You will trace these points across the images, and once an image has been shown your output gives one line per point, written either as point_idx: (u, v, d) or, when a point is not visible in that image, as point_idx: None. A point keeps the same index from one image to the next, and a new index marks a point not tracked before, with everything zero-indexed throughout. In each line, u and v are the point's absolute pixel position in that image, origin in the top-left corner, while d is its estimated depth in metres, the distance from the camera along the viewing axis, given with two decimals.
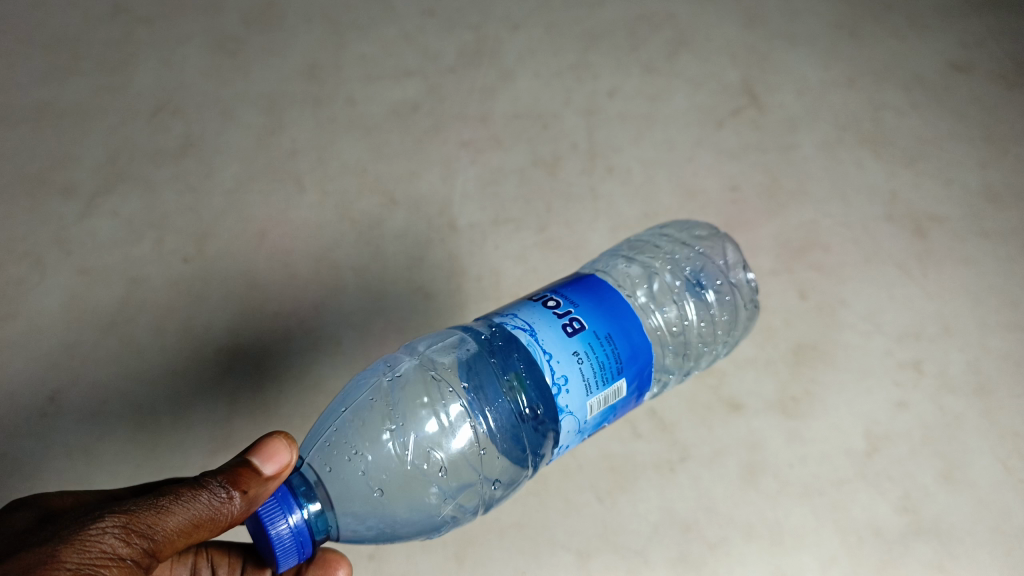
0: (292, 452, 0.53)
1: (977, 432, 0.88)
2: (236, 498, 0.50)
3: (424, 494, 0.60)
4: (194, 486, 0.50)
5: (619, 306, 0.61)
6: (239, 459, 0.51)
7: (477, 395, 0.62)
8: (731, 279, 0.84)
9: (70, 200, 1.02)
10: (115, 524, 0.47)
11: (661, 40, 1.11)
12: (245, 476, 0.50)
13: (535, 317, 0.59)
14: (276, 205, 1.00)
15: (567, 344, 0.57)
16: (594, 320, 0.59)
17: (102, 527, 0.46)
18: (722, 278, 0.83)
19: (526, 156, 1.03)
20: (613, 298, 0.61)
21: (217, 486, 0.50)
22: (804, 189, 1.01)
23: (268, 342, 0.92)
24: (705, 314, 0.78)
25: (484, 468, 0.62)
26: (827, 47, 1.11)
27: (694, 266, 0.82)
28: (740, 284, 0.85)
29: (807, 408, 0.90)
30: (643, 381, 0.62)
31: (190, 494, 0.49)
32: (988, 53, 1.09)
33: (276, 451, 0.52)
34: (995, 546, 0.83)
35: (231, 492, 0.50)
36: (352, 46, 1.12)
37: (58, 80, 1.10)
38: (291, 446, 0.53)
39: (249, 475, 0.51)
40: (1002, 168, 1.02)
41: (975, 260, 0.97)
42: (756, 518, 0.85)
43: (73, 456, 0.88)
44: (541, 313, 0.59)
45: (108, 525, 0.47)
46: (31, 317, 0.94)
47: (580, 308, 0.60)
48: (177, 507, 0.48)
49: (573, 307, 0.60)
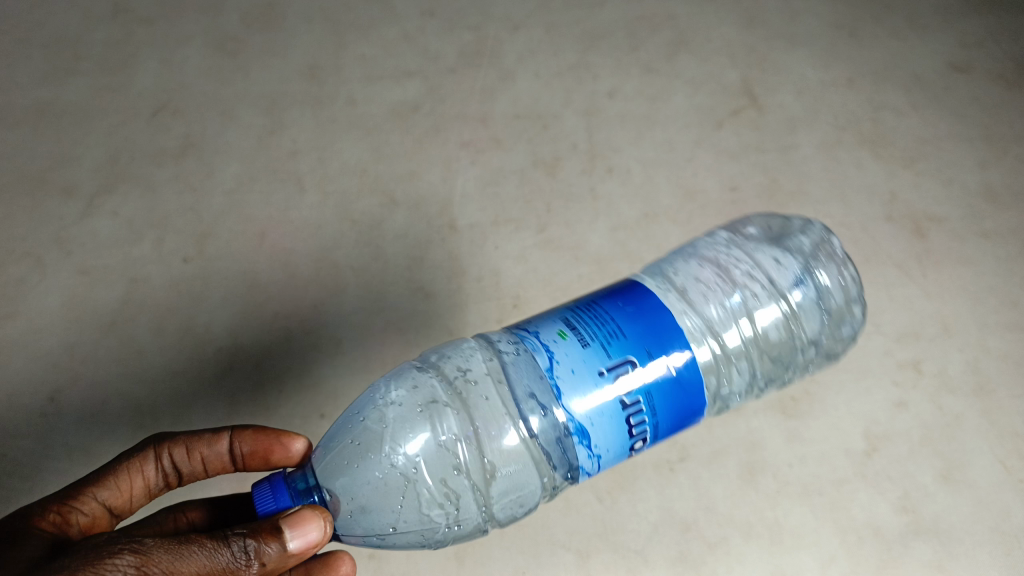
0: (322, 532, 0.54)
1: (977, 432, 0.89)
2: (253, 566, 0.52)
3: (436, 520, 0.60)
4: (220, 541, 0.52)
5: (683, 393, 0.60)
6: (272, 523, 0.53)
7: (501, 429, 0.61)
8: (824, 303, 0.74)
9: (70, 200, 1.02)
10: (130, 564, 0.49)
11: (661, 41, 1.12)
12: (268, 545, 0.52)
13: (607, 423, 0.58)
14: (276, 205, 1.01)
15: (623, 446, 0.59)
16: (654, 417, 0.59)
17: (117, 564, 0.48)
18: (813, 300, 0.73)
19: (527, 156, 1.03)
20: (685, 381, 0.60)
21: (240, 549, 0.52)
22: (803, 189, 1.01)
23: (269, 342, 0.93)
24: (778, 340, 0.70)
25: (498, 497, 0.62)
26: (826, 48, 1.11)
27: (773, 275, 0.72)
28: (833, 305, 0.75)
29: (806, 408, 0.90)
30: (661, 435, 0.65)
31: (213, 549, 0.51)
32: (987, 54, 1.09)
33: (309, 529, 0.53)
34: (995, 546, 0.83)
35: (251, 560, 0.52)
36: (352, 46, 1.12)
37: (58, 80, 1.10)
38: (324, 522, 0.54)
39: (273, 546, 0.52)
40: (1002, 168, 1.02)
41: (974, 260, 0.97)
42: (755, 518, 0.85)
43: (73, 456, 0.88)
44: (607, 405, 0.57)
45: (124, 562, 0.49)
46: (31, 317, 0.95)
47: (654, 424, 0.59)
48: (195, 558, 0.50)
49: (650, 423, 0.59)
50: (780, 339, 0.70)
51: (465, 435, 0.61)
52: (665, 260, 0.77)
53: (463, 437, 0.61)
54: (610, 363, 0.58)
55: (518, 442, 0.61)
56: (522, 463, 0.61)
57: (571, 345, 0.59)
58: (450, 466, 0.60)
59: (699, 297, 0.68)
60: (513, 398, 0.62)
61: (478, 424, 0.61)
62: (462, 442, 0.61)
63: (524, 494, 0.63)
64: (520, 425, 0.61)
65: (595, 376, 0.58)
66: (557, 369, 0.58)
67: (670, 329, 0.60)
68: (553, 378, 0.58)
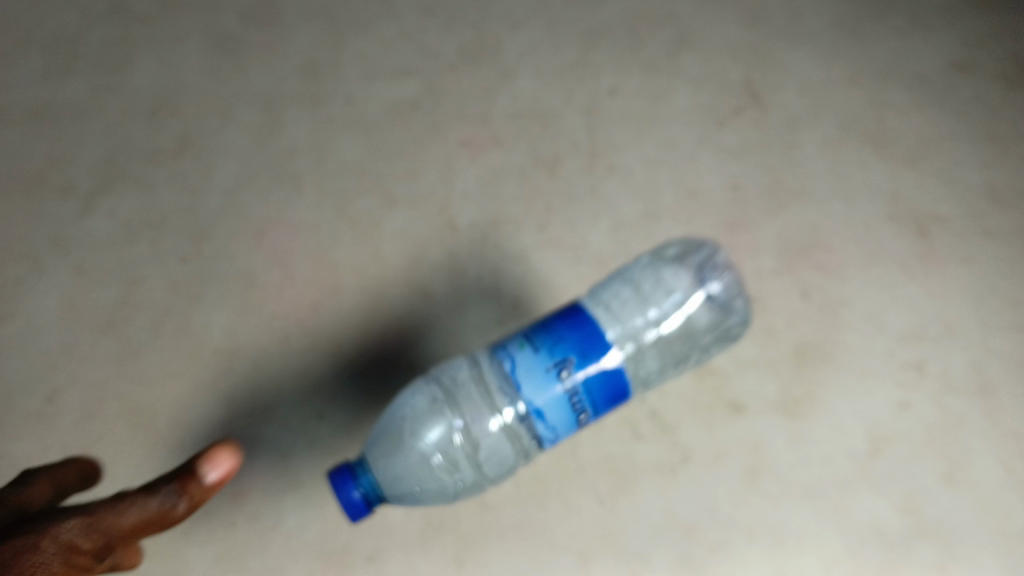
0: (233, 460, 0.68)
1: (979, 434, 0.88)
2: (180, 503, 0.64)
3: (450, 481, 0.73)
4: (147, 492, 0.63)
5: (612, 375, 0.66)
6: (187, 467, 0.66)
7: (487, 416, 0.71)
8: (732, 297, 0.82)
9: (68, 200, 1.01)
10: (79, 522, 0.60)
11: (662, 39, 1.11)
12: (189, 484, 0.65)
13: (553, 401, 0.65)
14: (274, 205, 1.00)
15: (571, 421, 0.66)
16: (586, 385, 0.65)
17: (67, 525, 0.60)
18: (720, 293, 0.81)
19: (527, 155, 1.02)
20: (614, 370, 0.66)
21: (167, 494, 0.64)
22: (805, 188, 1.01)
23: (267, 343, 0.92)
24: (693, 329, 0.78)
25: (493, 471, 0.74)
26: (829, 46, 1.10)
27: (678, 279, 0.80)
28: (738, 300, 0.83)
29: (809, 410, 0.89)
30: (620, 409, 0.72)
31: (143, 499, 0.63)
32: (990, 53, 1.09)
33: (221, 462, 0.66)
34: (996, 547, 0.84)
35: (178, 498, 0.64)
36: (351, 45, 1.11)
37: (55, 78, 1.09)
38: (231, 452, 0.67)
39: (194, 483, 0.65)
40: (1004, 168, 1.02)
41: (977, 260, 0.96)
42: (757, 520, 0.85)
43: (70, 457, 0.88)
44: (552, 390, 0.65)
45: (75, 523, 0.60)
46: (28, 318, 0.94)
47: (593, 400, 0.66)
48: (132, 510, 0.62)
49: (586, 400, 0.66)
50: (698, 327, 0.78)
51: (460, 426, 0.72)
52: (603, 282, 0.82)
53: (458, 428, 0.72)
54: (553, 362, 0.65)
55: (500, 427, 0.71)
56: (507, 442, 0.72)
57: (526, 348, 0.67)
58: (452, 450, 0.72)
59: (619, 301, 0.76)
60: (491, 398, 0.71)
61: (466, 417, 0.72)
62: (459, 433, 0.72)
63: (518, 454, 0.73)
64: (501, 412, 0.70)
65: (545, 371, 0.65)
66: (517, 366, 0.66)
67: (592, 327, 0.68)
68: (512, 374, 0.67)
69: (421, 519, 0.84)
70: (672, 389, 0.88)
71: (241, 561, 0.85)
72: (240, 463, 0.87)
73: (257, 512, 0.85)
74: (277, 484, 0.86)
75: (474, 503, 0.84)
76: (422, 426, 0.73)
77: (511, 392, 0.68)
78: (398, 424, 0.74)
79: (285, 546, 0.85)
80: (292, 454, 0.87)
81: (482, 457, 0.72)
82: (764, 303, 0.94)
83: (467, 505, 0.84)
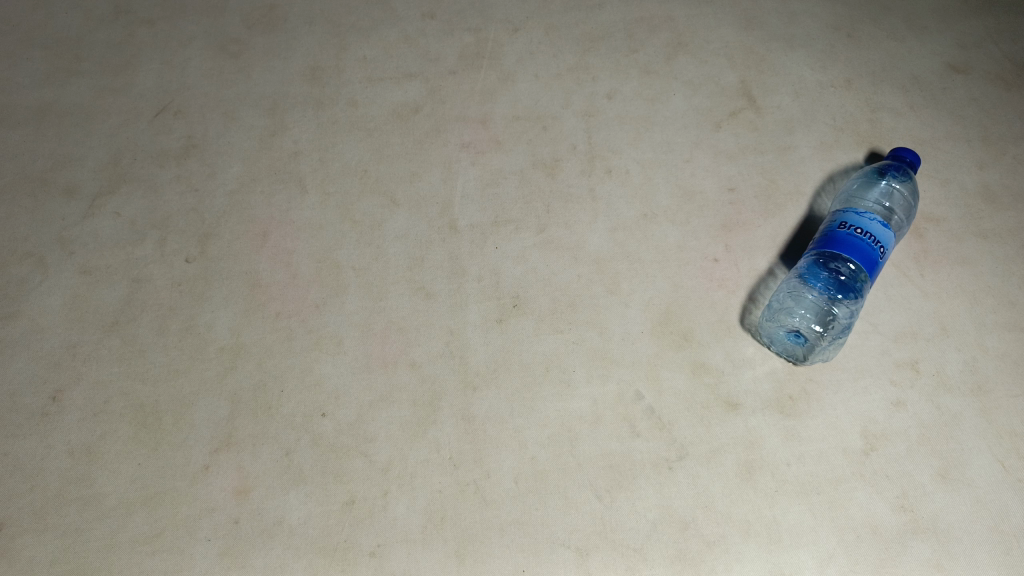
0: None
1: (975, 432, 0.89)
2: None
3: (870, 203, 0.99)
4: None
5: (875, 272, 0.87)
6: None
7: (869, 207, 0.99)
8: (818, 336, 0.91)
9: (72, 201, 1.02)
10: None
11: (660, 42, 1.13)
12: None
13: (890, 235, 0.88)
14: (277, 206, 1.01)
15: (892, 243, 0.89)
16: (885, 252, 0.88)
17: None
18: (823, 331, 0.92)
19: (527, 156, 1.04)
20: (877, 269, 0.88)
21: None
22: (813, 223, 1.00)
23: (270, 342, 0.93)
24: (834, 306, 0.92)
25: (881, 212, 0.98)
26: (826, 49, 1.12)
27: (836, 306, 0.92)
28: (816, 342, 0.91)
29: (804, 407, 0.90)
30: (871, 272, 0.87)
31: None
32: (986, 54, 1.12)
33: None
34: (994, 545, 0.85)
35: None
36: (353, 48, 1.13)
37: (60, 80, 1.11)
38: None
39: None
40: (1000, 169, 1.04)
41: (972, 261, 0.98)
42: (753, 516, 0.85)
43: (75, 455, 0.88)
44: (887, 251, 0.88)
45: None
46: (34, 317, 0.95)
47: (884, 252, 0.88)
48: None
49: (883, 251, 0.88)
50: (824, 305, 0.92)
51: (881, 210, 0.98)
52: (806, 262, 0.95)
53: (880, 210, 0.98)
54: (888, 254, 0.89)
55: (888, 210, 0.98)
56: (891, 211, 0.98)
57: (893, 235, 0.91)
58: (876, 207, 0.99)
59: (840, 281, 0.92)
60: (864, 199, 1.00)
61: (874, 197, 1.00)
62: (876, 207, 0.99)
63: (898, 220, 0.98)
64: (889, 196, 1.00)
65: (885, 253, 0.88)
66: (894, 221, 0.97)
67: (879, 264, 0.88)
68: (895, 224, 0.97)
69: (422, 515, 0.85)
70: (669, 387, 0.91)
71: (244, 559, 0.84)
72: (244, 459, 0.88)
73: (259, 509, 0.86)
74: (279, 481, 0.87)
75: (475, 498, 0.86)
76: (866, 199, 1.00)
77: (873, 201, 0.99)
78: (857, 194, 1.00)
79: (288, 542, 0.84)
80: (294, 451, 0.88)
81: (892, 215, 0.98)
82: (748, 308, 0.95)
83: (468, 499, 0.86)
